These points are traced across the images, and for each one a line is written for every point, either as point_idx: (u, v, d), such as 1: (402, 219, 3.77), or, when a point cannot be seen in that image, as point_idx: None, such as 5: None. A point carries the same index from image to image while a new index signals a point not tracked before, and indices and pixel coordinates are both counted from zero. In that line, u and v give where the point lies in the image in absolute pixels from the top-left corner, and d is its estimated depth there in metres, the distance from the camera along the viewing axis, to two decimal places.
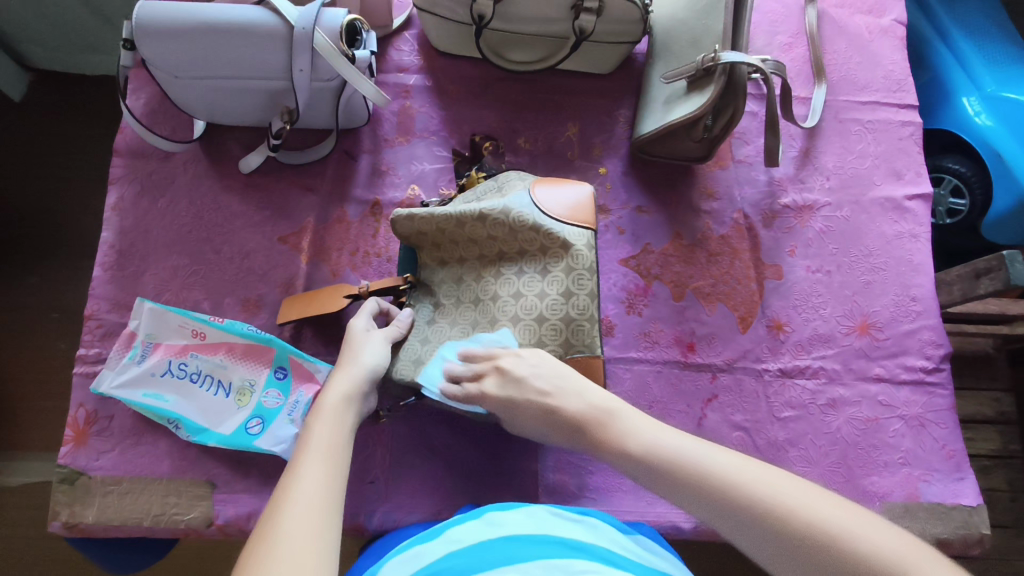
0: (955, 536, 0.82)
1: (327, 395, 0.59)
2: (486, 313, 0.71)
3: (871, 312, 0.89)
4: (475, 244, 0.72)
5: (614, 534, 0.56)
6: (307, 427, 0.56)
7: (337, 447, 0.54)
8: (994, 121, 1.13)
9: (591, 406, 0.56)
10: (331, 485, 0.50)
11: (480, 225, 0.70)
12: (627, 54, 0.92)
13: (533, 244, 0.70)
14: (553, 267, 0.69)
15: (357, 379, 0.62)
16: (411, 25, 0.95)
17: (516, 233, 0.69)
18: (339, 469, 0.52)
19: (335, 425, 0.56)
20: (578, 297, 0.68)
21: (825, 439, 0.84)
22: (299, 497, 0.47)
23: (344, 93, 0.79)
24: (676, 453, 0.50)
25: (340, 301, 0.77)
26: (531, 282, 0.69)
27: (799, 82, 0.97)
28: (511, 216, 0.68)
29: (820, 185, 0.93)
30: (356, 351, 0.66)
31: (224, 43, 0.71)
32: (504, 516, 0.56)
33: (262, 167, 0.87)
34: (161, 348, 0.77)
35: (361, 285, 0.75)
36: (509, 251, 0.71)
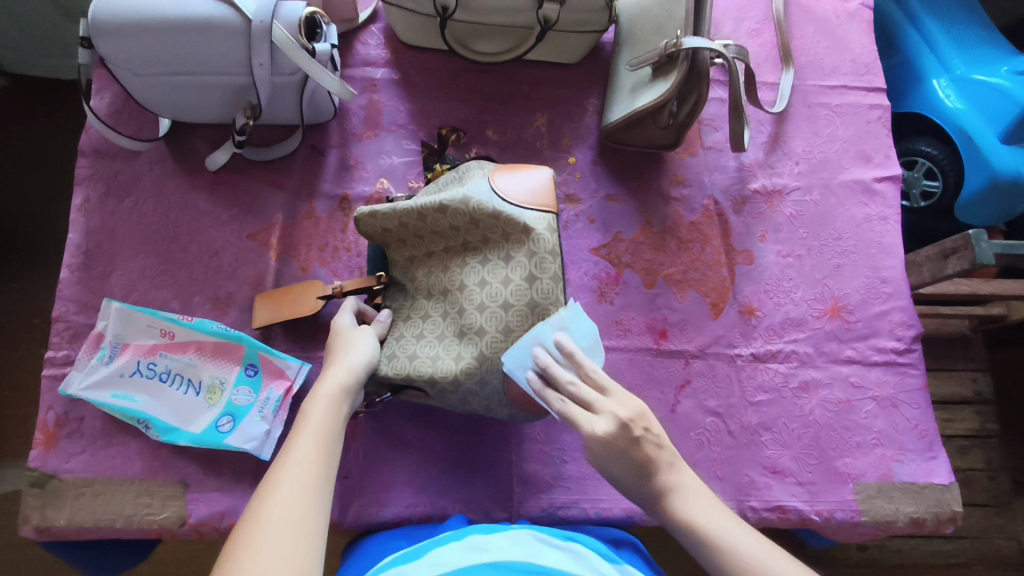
0: (928, 515, 0.82)
1: (325, 380, 0.60)
2: (454, 305, 0.70)
3: (842, 295, 0.90)
4: (440, 236, 0.72)
5: (597, 563, 0.56)
6: (302, 412, 0.57)
7: (329, 437, 0.55)
8: (964, 103, 1.14)
9: (668, 481, 0.59)
10: (319, 475, 0.51)
11: (441, 216, 0.69)
12: (595, 43, 0.92)
13: (495, 232, 0.69)
14: (516, 253, 0.68)
15: (353, 367, 0.63)
16: (378, 18, 0.94)
17: (476, 221, 0.69)
18: (328, 461, 0.53)
19: (331, 413, 0.57)
20: (542, 279, 0.67)
21: (798, 422, 0.85)
22: (284, 488, 0.48)
23: (308, 87, 0.79)
24: (717, 532, 0.56)
25: (314, 302, 0.78)
26: (495, 270, 0.69)
27: (767, 68, 0.98)
28: (470, 205, 0.68)
29: (789, 170, 0.94)
30: (349, 341, 0.67)
31: (182, 39, 0.70)
32: (488, 540, 0.56)
33: (229, 165, 0.86)
34: (130, 349, 0.77)
35: (333, 286, 0.76)
36: (473, 240, 0.71)
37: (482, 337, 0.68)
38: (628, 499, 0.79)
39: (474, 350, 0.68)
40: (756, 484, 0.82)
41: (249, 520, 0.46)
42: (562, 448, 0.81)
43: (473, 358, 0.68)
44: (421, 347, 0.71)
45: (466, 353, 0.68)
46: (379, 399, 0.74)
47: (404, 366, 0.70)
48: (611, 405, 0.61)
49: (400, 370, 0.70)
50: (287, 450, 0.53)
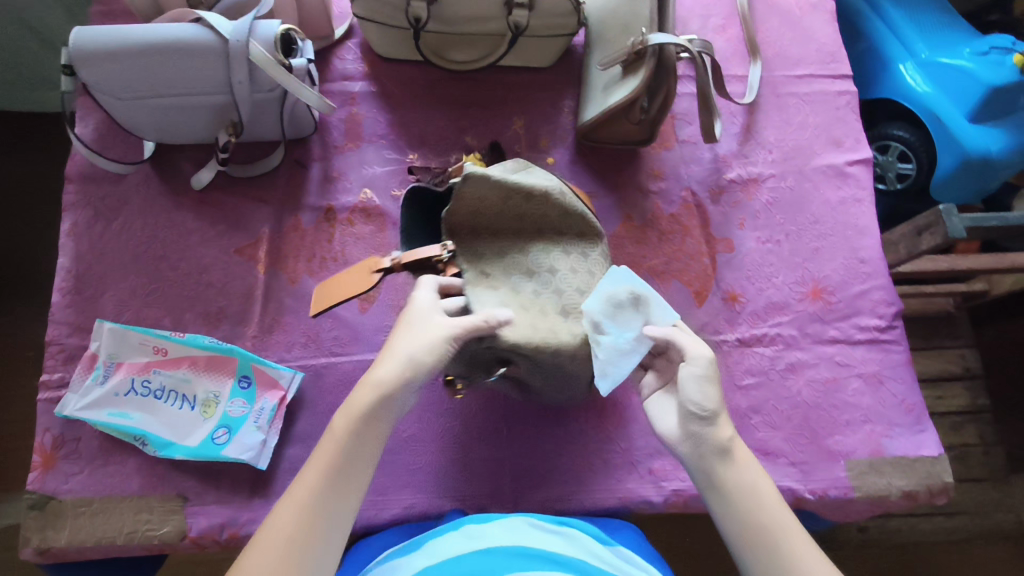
0: (919, 488, 0.83)
1: (370, 376, 0.59)
2: (550, 286, 0.69)
3: (822, 277, 0.92)
4: (516, 219, 0.71)
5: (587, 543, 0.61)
6: (334, 417, 0.58)
7: (361, 446, 0.57)
8: (931, 86, 1.17)
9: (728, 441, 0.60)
10: (331, 490, 0.55)
11: (540, 202, 0.70)
12: (567, 46, 0.95)
13: (576, 230, 0.73)
14: (594, 251, 0.73)
15: (405, 361, 0.59)
16: (353, 33, 0.97)
17: (567, 215, 0.72)
18: (338, 489, 0.55)
19: (354, 436, 0.57)
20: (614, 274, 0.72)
21: (787, 403, 0.86)
22: (278, 530, 0.53)
23: (288, 102, 0.80)
24: (781, 529, 0.56)
25: (369, 278, 0.68)
26: (577, 259, 0.72)
27: (735, 61, 1.00)
28: (570, 198, 0.72)
29: (763, 159, 0.96)
30: (415, 323, 0.62)
31: (161, 62, 0.72)
32: (483, 530, 0.61)
33: (214, 183, 0.88)
34: (123, 368, 0.78)
35: (395, 256, 0.66)
36: (549, 229, 0.72)
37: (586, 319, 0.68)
38: (624, 489, 0.80)
39: (582, 330, 0.68)
40: None
41: (253, 554, 0.52)
42: (557, 442, 0.82)
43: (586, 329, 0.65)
44: (541, 320, 0.67)
45: (583, 330, 0.67)
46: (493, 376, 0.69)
47: (531, 333, 0.64)
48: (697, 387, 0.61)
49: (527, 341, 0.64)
50: (299, 478, 0.56)
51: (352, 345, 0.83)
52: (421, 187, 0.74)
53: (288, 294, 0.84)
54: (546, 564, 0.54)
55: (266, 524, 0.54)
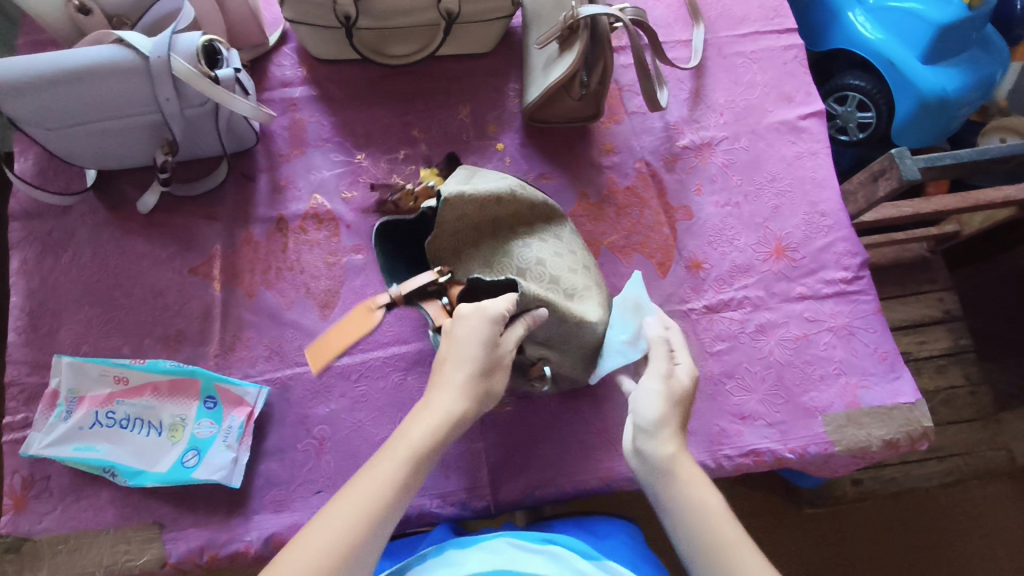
0: (899, 435, 0.83)
1: (435, 400, 0.56)
2: (541, 275, 0.74)
3: (784, 235, 0.91)
4: (488, 227, 0.75)
5: (574, 561, 0.57)
6: (393, 441, 0.55)
7: (410, 476, 0.53)
8: (882, 32, 1.16)
9: (666, 456, 0.57)
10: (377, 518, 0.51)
11: (506, 203, 0.73)
12: (505, 28, 0.94)
13: (541, 217, 0.78)
14: (563, 232, 0.79)
15: (470, 391, 0.57)
16: (288, 38, 0.95)
17: (533, 207, 0.76)
18: (386, 520, 0.52)
19: (406, 470, 0.53)
20: (583, 249, 0.80)
21: (760, 364, 0.86)
22: (320, 548, 0.49)
23: (222, 114, 0.79)
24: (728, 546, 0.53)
25: (374, 316, 0.61)
26: (557, 243, 0.77)
27: (678, 27, 0.99)
28: (530, 191, 0.75)
29: (714, 122, 0.95)
30: (478, 342, 0.58)
31: (87, 86, 0.70)
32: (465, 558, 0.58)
33: (161, 205, 0.87)
34: (86, 401, 0.77)
35: (396, 290, 0.61)
36: (522, 224, 0.76)
37: (588, 292, 0.74)
38: (603, 468, 0.79)
39: (591, 302, 0.74)
40: (727, 432, 0.82)
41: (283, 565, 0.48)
42: (531, 430, 0.81)
43: (601, 300, 0.75)
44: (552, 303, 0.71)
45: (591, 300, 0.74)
46: (541, 370, 0.73)
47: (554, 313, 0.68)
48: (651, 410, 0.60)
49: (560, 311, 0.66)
50: (345, 496, 0.52)
51: None
52: (390, 220, 0.70)
53: (246, 308, 0.83)
54: None
55: (303, 546, 0.49)
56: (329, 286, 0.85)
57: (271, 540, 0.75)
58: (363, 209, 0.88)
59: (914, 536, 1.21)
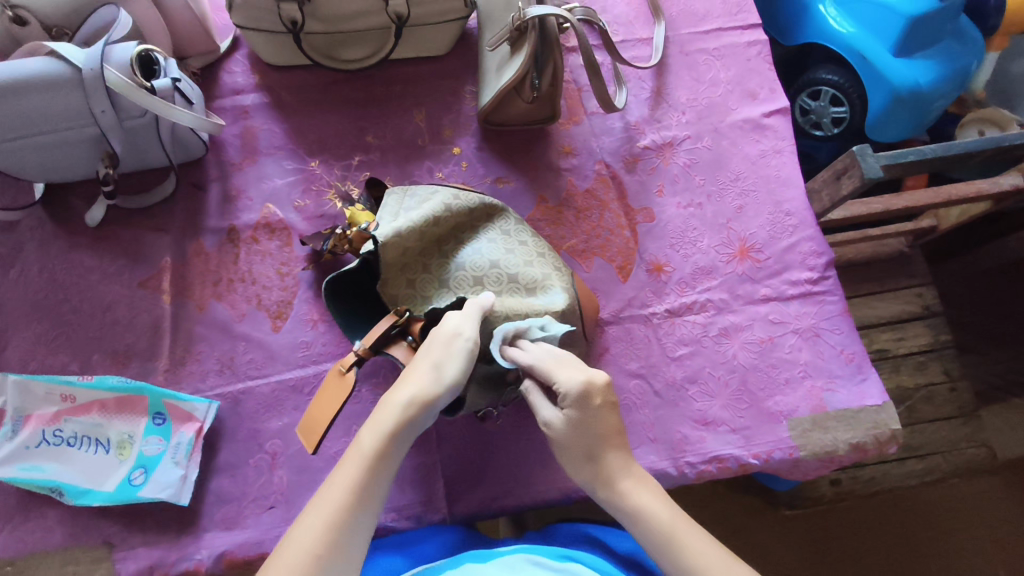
0: (867, 439, 0.81)
1: (391, 398, 0.58)
2: (499, 274, 0.73)
3: (748, 236, 0.89)
4: (432, 248, 0.75)
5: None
6: (354, 446, 0.56)
7: (376, 479, 0.54)
8: (853, 26, 1.14)
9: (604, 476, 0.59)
10: (347, 524, 0.52)
11: (437, 223, 0.74)
12: (460, 31, 0.92)
13: (481, 217, 0.77)
14: (507, 223, 0.78)
15: (427, 383, 0.58)
16: (239, 45, 0.93)
17: (469, 213, 0.76)
18: (354, 521, 0.52)
19: (368, 470, 0.54)
20: (534, 236, 0.79)
21: (723, 369, 0.84)
22: (292, 559, 0.49)
23: (164, 125, 0.77)
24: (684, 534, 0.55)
25: (345, 378, 0.67)
26: (506, 238, 0.77)
27: (639, 25, 0.98)
28: (462, 200, 0.76)
29: (676, 121, 0.93)
30: (439, 339, 0.61)
31: (19, 99, 0.69)
32: (479, 569, 0.56)
33: (111, 217, 0.85)
34: (32, 419, 0.76)
35: (357, 348, 0.66)
36: (465, 233, 0.77)
37: (549, 280, 0.75)
38: (562, 478, 0.77)
39: (552, 286, 0.74)
40: (690, 439, 0.80)
41: None
42: (488, 441, 0.79)
43: (564, 283, 0.76)
44: (514, 299, 0.71)
45: (554, 286, 0.74)
46: (520, 369, 0.68)
47: (517, 307, 0.69)
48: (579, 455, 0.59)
49: (516, 313, 0.69)
50: (311, 511, 0.52)
51: (268, 366, 0.80)
52: (336, 276, 0.72)
53: (197, 322, 0.82)
54: None
55: (277, 560, 0.50)
56: (281, 297, 0.83)
57: (222, 559, 0.73)
58: (316, 217, 0.86)
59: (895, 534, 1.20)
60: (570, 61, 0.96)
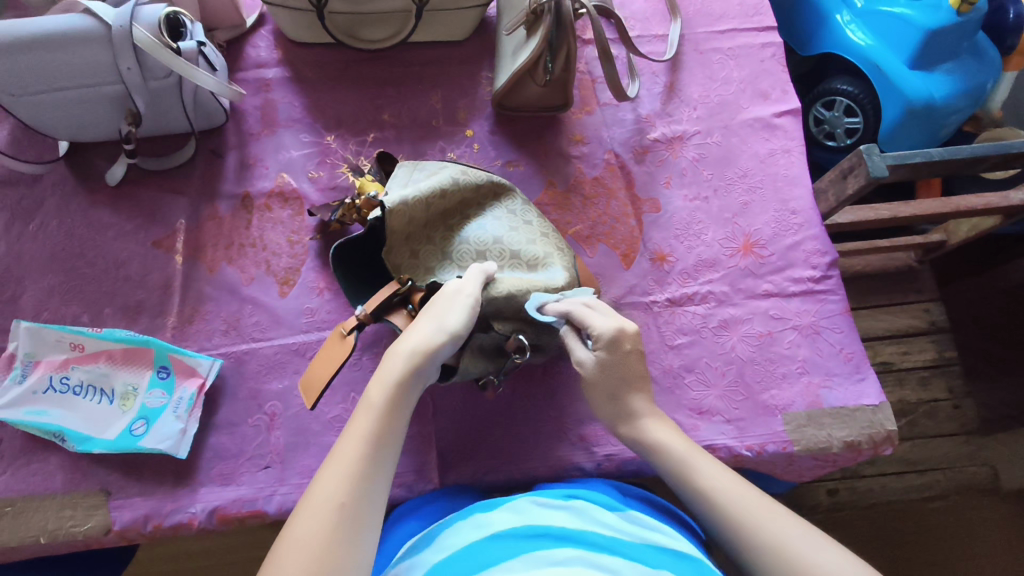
0: (862, 437, 0.80)
1: (396, 350, 0.61)
2: (502, 251, 0.75)
3: (752, 231, 0.90)
4: (437, 222, 0.76)
5: (597, 513, 0.57)
6: (363, 400, 0.59)
7: (390, 426, 0.57)
8: (871, 37, 1.15)
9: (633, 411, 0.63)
10: (366, 465, 0.54)
11: (445, 197, 0.75)
12: (481, 18, 0.95)
13: (489, 195, 0.79)
14: (514, 203, 0.80)
15: (431, 333, 0.62)
16: (265, 21, 0.97)
17: (477, 190, 0.78)
18: (373, 466, 0.54)
19: (381, 418, 0.57)
20: (539, 217, 0.81)
21: (721, 360, 0.84)
22: (317, 504, 0.51)
23: (187, 88, 0.80)
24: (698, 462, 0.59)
25: (345, 340, 0.68)
26: (512, 217, 0.78)
27: (655, 22, 1.00)
28: (470, 177, 0.77)
29: (687, 116, 0.95)
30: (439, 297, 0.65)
31: (49, 52, 0.72)
32: (489, 512, 0.58)
33: (130, 178, 0.88)
34: (42, 365, 0.78)
35: (358, 312, 0.68)
36: (471, 208, 0.78)
37: (551, 259, 0.76)
38: (554, 456, 0.78)
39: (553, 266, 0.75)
40: (684, 426, 0.80)
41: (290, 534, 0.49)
42: (482, 416, 0.80)
43: (565, 262, 0.77)
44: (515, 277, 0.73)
45: (555, 264, 0.75)
46: (516, 341, 0.69)
47: (518, 285, 0.71)
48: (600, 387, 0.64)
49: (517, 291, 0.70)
50: (330, 460, 0.54)
51: (273, 329, 0.82)
52: (344, 243, 0.74)
53: (207, 282, 0.84)
54: (551, 541, 0.51)
55: (302, 508, 0.51)
56: (289, 264, 0.85)
57: (216, 513, 0.74)
58: (328, 189, 0.88)
59: (902, 554, 1.16)
60: (585, 53, 0.98)
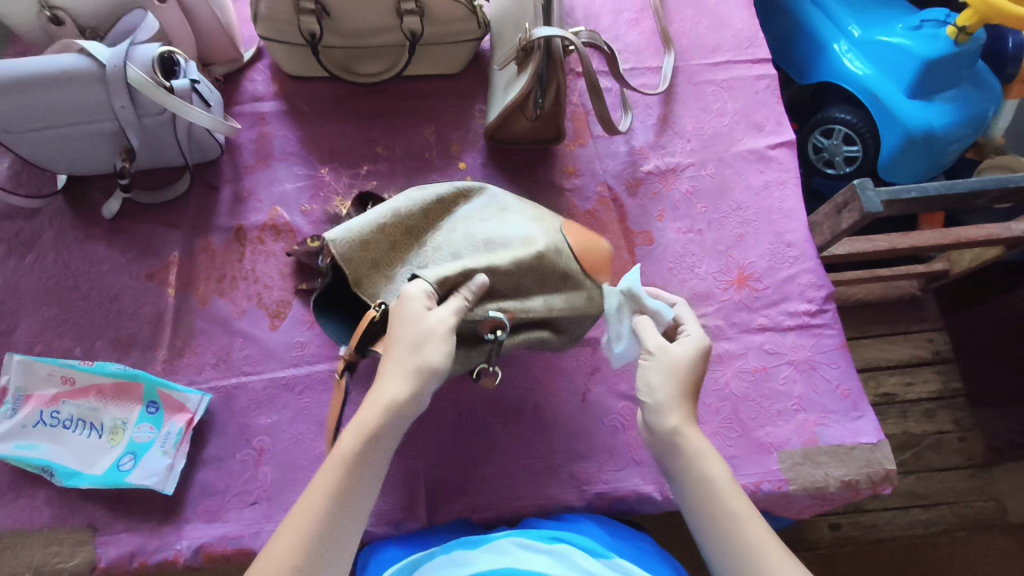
0: (859, 477, 0.78)
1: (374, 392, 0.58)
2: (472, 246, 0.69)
3: (747, 264, 0.89)
4: (404, 240, 0.73)
5: (582, 559, 0.54)
6: (337, 444, 0.57)
7: (357, 473, 0.55)
8: (868, 67, 1.14)
9: (667, 410, 0.60)
10: (328, 516, 0.53)
11: (404, 216, 0.72)
12: (475, 52, 0.96)
13: (455, 203, 0.75)
14: (483, 201, 0.76)
15: (408, 372, 0.58)
16: (262, 55, 0.98)
17: (438, 199, 0.74)
18: (338, 516, 0.53)
19: (349, 466, 0.55)
20: (513, 206, 0.76)
21: (714, 396, 0.82)
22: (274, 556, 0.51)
23: (181, 124, 0.81)
24: (727, 489, 0.57)
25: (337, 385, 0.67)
26: (481, 214, 0.74)
27: (649, 54, 1.01)
28: (429, 189, 0.75)
29: (680, 148, 0.95)
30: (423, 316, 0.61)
31: (44, 92, 0.74)
32: (471, 556, 0.55)
33: (126, 211, 0.89)
34: (33, 399, 0.78)
35: (342, 353, 0.66)
36: (437, 218, 0.74)
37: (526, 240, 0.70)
38: (544, 494, 0.77)
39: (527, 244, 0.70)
40: None
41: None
42: (471, 451, 0.79)
43: (553, 238, 0.72)
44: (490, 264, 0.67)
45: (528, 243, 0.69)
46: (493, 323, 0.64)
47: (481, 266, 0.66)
48: (661, 379, 0.62)
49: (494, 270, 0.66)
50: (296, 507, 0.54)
51: (263, 363, 0.82)
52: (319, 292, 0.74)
53: (198, 315, 0.84)
54: None
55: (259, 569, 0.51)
56: (281, 297, 0.85)
57: (201, 551, 0.73)
58: (321, 222, 0.89)
59: None
60: (578, 86, 0.99)
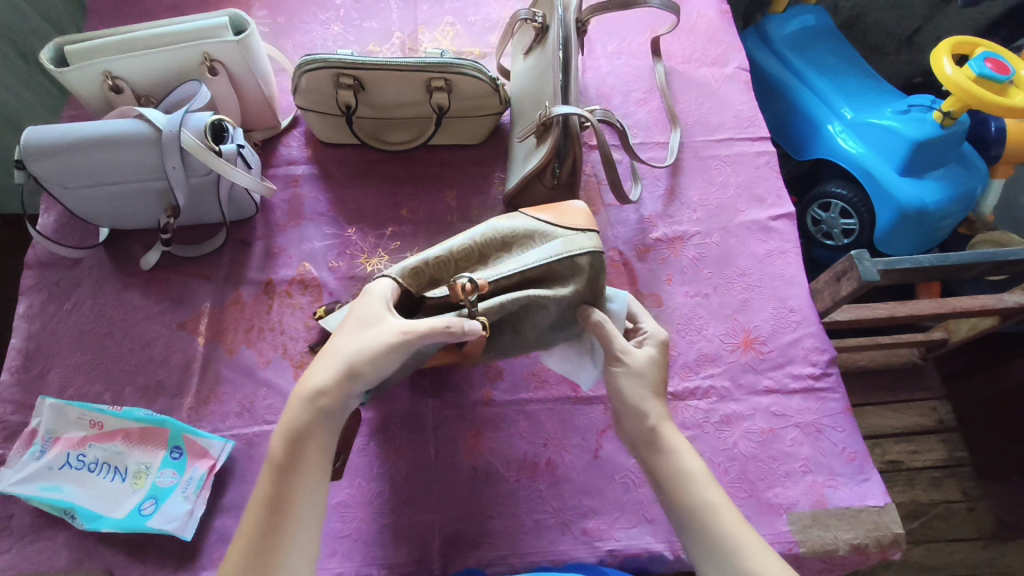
0: (868, 541, 0.79)
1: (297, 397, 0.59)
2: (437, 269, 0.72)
3: (752, 327, 0.93)
4: None
5: None
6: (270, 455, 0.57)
7: (284, 471, 0.55)
8: (861, 146, 1.22)
9: (643, 410, 0.66)
10: (258, 516, 0.54)
11: None
12: (495, 125, 1.03)
13: None
14: None
15: (326, 371, 0.58)
16: (298, 123, 1.06)
17: None
18: (274, 516, 0.54)
19: (275, 469, 0.56)
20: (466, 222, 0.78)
21: (723, 455, 0.84)
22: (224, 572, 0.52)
23: (223, 185, 0.88)
24: (701, 480, 0.62)
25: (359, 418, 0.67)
26: None
27: (657, 130, 1.09)
28: None
29: (687, 218, 1.01)
30: (363, 319, 0.62)
31: (103, 153, 0.80)
32: None
33: (162, 263, 0.94)
34: (60, 441, 0.80)
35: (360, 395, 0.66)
36: None
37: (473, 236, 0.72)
38: (556, 550, 0.78)
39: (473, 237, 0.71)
40: None
41: None
42: (484, 505, 0.80)
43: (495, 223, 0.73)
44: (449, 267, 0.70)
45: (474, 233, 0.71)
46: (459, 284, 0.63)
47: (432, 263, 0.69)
48: (631, 383, 0.68)
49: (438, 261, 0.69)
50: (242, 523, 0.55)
51: None
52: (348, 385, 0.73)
53: (225, 364, 0.87)
54: None
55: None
56: (305, 349, 0.89)
57: None
58: (347, 278, 0.93)
59: None
60: (591, 157, 1.06)
